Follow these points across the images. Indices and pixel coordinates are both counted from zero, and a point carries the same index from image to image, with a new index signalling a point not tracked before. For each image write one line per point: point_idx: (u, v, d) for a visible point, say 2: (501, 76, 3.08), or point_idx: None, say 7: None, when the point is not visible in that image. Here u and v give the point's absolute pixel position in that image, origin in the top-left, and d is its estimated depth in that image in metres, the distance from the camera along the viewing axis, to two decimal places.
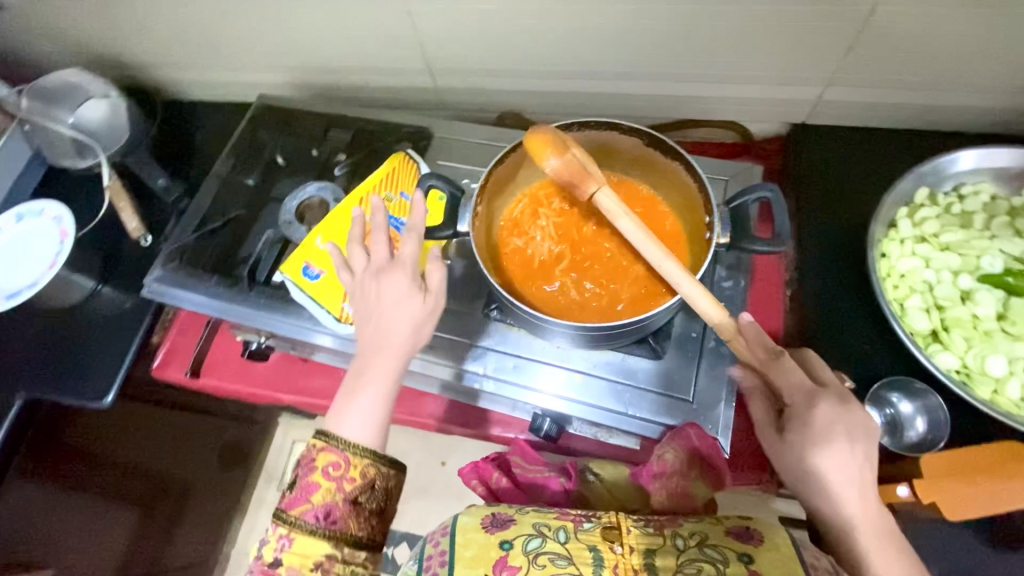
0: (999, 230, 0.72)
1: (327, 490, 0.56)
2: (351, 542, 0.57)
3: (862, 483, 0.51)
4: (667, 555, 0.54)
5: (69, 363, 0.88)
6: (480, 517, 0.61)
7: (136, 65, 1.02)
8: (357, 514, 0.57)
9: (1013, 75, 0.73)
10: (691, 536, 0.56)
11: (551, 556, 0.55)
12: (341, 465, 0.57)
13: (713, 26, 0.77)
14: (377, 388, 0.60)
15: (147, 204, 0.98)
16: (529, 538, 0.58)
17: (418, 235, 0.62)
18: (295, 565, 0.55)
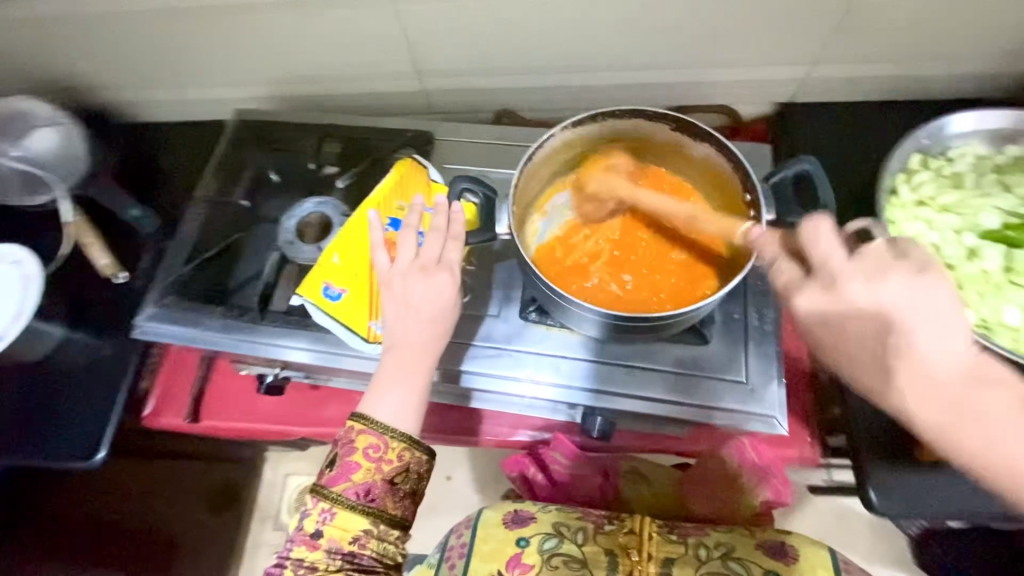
0: (989, 187, 0.76)
1: (367, 469, 0.56)
2: (388, 520, 0.56)
3: (888, 369, 0.42)
4: (686, 565, 0.67)
5: (48, 422, 0.79)
6: (503, 513, 0.74)
7: (87, 88, 0.93)
8: (394, 494, 0.57)
9: (984, 42, 0.78)
10: (716, 548, 0.69)
11: (564, 557, 0.67)
12: (380, 446, 0.56)
13: (708, 12, 0.77)
14: (416, 376, 0.59)
15: (113, 239, 0.89)
16: (544, 536, 0.70)
17: (460, 241, 0.61)
18: (335, 537, 0.55)
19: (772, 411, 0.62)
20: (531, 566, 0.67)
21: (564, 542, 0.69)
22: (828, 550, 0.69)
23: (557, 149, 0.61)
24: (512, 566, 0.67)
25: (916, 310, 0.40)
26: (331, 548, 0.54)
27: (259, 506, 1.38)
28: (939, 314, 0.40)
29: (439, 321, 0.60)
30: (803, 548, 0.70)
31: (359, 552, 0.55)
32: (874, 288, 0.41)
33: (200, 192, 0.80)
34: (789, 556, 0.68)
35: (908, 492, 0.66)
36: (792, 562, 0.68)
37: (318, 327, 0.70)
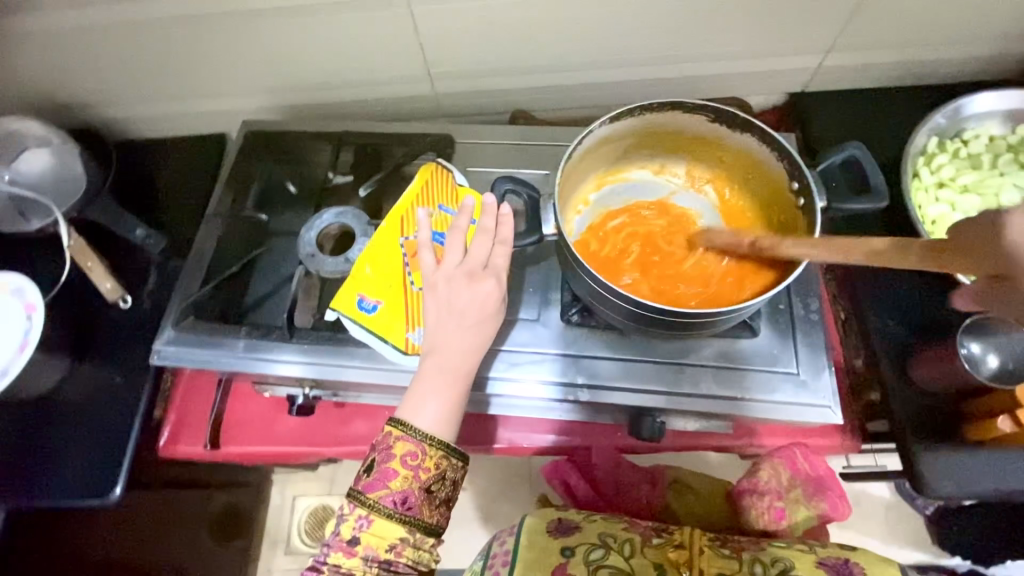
0: (1005, 166, 0.78)
1: (405, 477, 0.53)
2: (424, 529, 0.54)
3: None
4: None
5: (58, 458, 0.74)
6: (549, 521, 0.72)
7: (78, 105, 0.88)
8: (430, 502, 0.54)
9: (989, 25, 0.79)
10: (773, 565, 0.66)
11: (610, 570, 0.65)
12: (417, 454, 0.53)
13: (724, 6, 0.77)
14: (457, 383, 0.56)
15: (116, 262, 0.85)
16: (590, 547, 0.67)
17: (506, 245, 0.60)
18: (372, 546, 0.52)
19: (825, 400, 0.61)
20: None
21: (610, 554, 0.67)
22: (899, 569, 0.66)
23: (594, 146, 0.61)
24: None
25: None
26: (367, 556, 0.51)
27: (269, 531, 1.32)
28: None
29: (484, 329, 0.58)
30: (870, 566, 0.66)
31: (395, 560, 0.52)
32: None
33: (212, 208, 0.76)
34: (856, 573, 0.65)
35: (956, 473, 0.66)
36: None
37: (352, 342, 0.67)
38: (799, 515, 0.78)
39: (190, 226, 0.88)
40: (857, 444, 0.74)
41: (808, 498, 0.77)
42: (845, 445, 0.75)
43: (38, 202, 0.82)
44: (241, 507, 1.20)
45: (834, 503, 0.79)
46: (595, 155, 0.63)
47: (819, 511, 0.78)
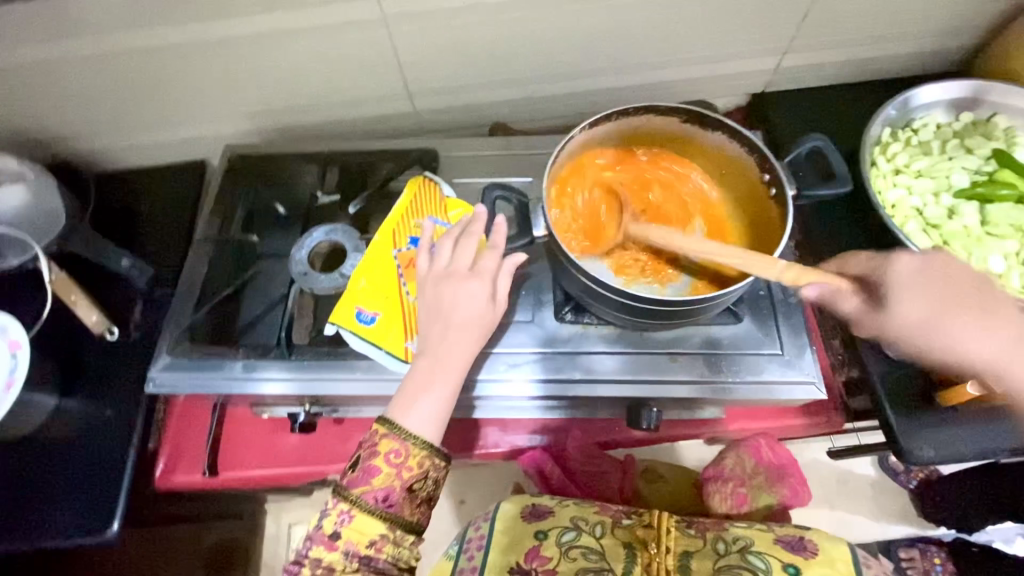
0: (954, 151, 0.83)
1: (387, 474, 0.54)
2: (405, 526, 0.55)
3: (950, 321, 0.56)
4: (704, 558, 0.69)
5: (49, 498, 0.72)
6: (522, 506, 0.76)
7: (52, 138, 0.88)
8: (412, 500, 0.55)
9: (927, 22, 0.86)
10: (735, 543, 0.71)
11: (582, 549, 0.70)
12: (401, 451, 0.55)
13: (685, 15, 0.81)
14: (448, 389, 0.57)
15: (100, 295, 0.84)
16: (562, 530, 0.72)
17: (498, 251, 0.61)
18: (352, 541, 0.53)
19: (811, 376, 0.65)
20: (549, 558, 0.68)
21: (582, 535, 0.71)
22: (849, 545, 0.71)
23: (575, 151, 0.65)
24: (530, 558, 0.69)
25: (954, 292, 0.56)
26: (347, 551, 0.53)
27: (266, 562, 1.29)
28: (983, 290, 0.57)
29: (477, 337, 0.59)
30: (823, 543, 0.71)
31: (375, 556, 0.54)
32: (936, 261, 0.57)
33: (200, 232, 0.77)
34: (808, 549, 0.69)
35: (936, 439, 0.70)
36: (812, 555, 0.69)
37: (352, 355, 0.68)
38: (760, 499, 0.88)
39: (174, 253, 0.88)
40: (841, 419, 0.79)
41: (769, 486, 0.87)
42: (832, 421, 0.79)
43: (14, 237, 0.80)
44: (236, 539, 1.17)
45: (794, 489, 0.89)
46: (591, 142, 0.65)
47: (780, 497, 0.88)
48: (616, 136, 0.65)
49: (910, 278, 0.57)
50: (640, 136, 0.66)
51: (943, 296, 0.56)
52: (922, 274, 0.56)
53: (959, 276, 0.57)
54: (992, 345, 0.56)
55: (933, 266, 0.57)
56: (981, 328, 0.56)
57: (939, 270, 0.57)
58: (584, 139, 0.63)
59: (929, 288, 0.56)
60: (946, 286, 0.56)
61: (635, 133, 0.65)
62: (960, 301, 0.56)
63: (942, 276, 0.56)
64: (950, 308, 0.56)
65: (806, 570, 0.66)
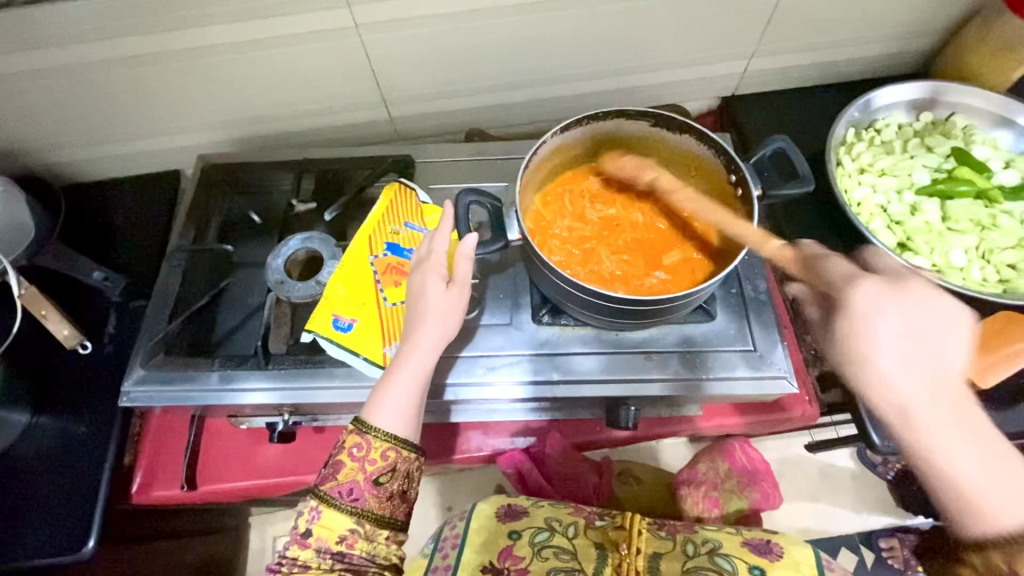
0: (915, 149, 0.86)
1: (350, 468, 0.55)
2: (375, 520, 0.55)
3: (909, 339, 0.49)
4: (673, 560, 0.69)
5: (18, 518, 0.71)
6: (499, 505, 0.77)
7: (21, 151, 0.86)
8: (380, 494, 0.55)
9: (885, 27, 0.89)
10: (704, 545, 0.71)
11: (554, 549, 0.70)
12: (363, 445, 0.55)
13: (653, 21, 0.83)
14: (408, 377, 0.57)
15: (72, 309, 0.82)
16: (536, 530, 0.72)
17: (444, 231, 0.62)
18: (323, 538, 0.54)
19: (782, 371, 0.66)
20: (521, 557, 0.68)
21: (555, 535, 0.72)
22: (815, 551, 0.71)
23: (547, 155, 0.65)
24: (503, 557, 0.69)
25: (919, 326, 0.50)
26: (320, 548, 0.53)
27: None
28: (947, 332, 0.50)
29: (439, 321, 0.59)
30: (787, 546, 0.72)
31: (347, 552, 0.54)
32: (908, 291, 0.51)
33: (175, 243, 0.76)
34: (773, 553, 0.70)
35: None
36: (776, 558, 0.70)
37: (330, 363, 0.67)
38: (732, 503, 0.92)
39: (148, 265, 0.87)
40: (815, 412, 0.78)
41: (741, 489, 0.93)
42: (809, 414, 0.79)
43: None
44: (220, 553, 1.16)
45: (765, 493, 0.95)
46: (561, 149, 0.66)
47: (751, 501, 0.94)
48: (585, 140, 0.66)
49: (868, 306, 0.51)
50: (598, 143, 0.67)
51: (901, 331, 0.49)
52: (887, 303, 0.51)
53: (934, 315, 0.50)
54: (929, 387, 0.48)
55: (905, 297, 0.51)
56: (924, 369, 0.48)
57: (908, 303, 0.51)
58: (552, 148, 0.65)
59: (887, 320, 0.50)
60: (908, 321, 0.50)
61: (597, 139, 0.67)
62: (920, 339, 0.49)
63: (904, 308, 0.50)
64: (904, 341, 0.49)
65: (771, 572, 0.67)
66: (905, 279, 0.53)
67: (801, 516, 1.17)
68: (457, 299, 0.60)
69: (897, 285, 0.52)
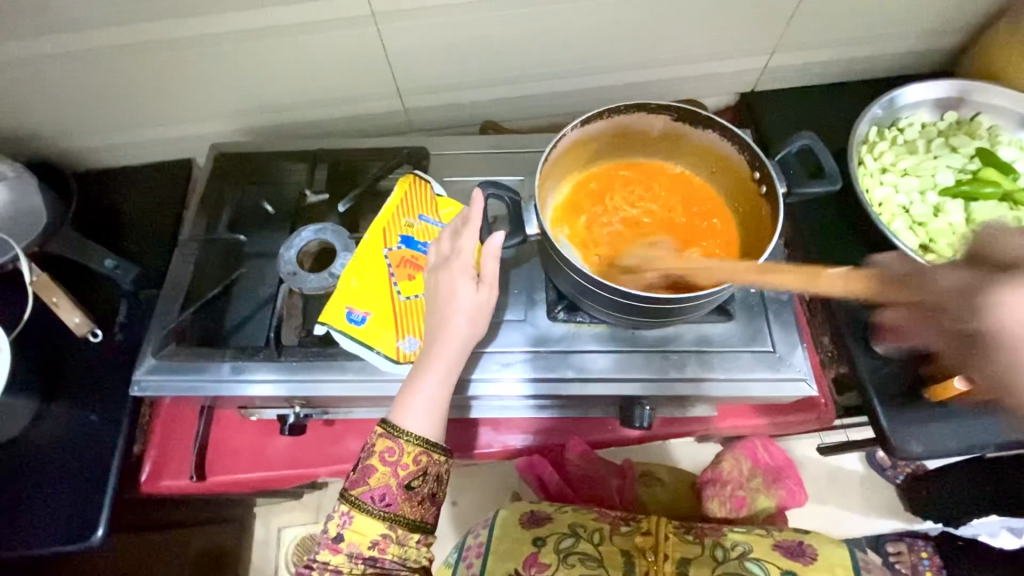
0: (939, 149, 0.84)
1: (383, 473, 0.54)
2: (406, 525, 0.55)
3: None
4: (703, 565, 0.69)
5: (30, 507, 0.71)
6: (521, 513, 0.78)
7: (34, 137, 0.86)
8: (411, 498, 0.55)
9: (911, 23, 0.87)
10: (734, 550, 0.72)
11: (580, 556, 0.69)
12: (395, 450, 0.55)
13: (675, 14, 0.82)
14: (437, 376, 0.57)
15: (83, 296, 0.82)
16: (560, 536, 0.72)
17: (473, 226, 0.60)
18: (355, 543, 0.54)
19: (801, 373, 0.65)
20: (547, 565, 0.68)
21: (580, 541, 0.72)
22: (849, 550, 0.73)
23: (566, 149, 0.64)
24: (529, 564, 0.69)
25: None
26: (351, 552, 0.53)
27: (255, 567, 1.29)
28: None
29: (465, 320, 0.58)
30: (822, 548, 0.73)
31: (379, 556, 0.54)
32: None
33: (186, 233, 0.75)
34: (808, 555, 0.71)
35: (927, 437, 0.69)
36: (811, 561, 0.70)
37: (341, 356, 0.66)
38: (759, 501, 0.91)
39: (158, 255, 0.86)
40: (829, 415, 0.78)
41: (768, 486, 0.91)
42: (825, 416, 0.79)
43: None
44: (224, 543, 1.16)
45: (791, 491, 0.93)
46: (581, 141, 0.65)
47: (777, 499, 0.91)
48: (605, 133, 0.65)
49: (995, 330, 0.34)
50: (617, 136, 0.66)
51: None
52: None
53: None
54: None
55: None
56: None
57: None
58: (571, 142, 0.63)
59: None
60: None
61: (618, 132, 0.65)
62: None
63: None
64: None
65: None
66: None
67: (808, 519, 1.16)
68: (485, 296, 0.59)
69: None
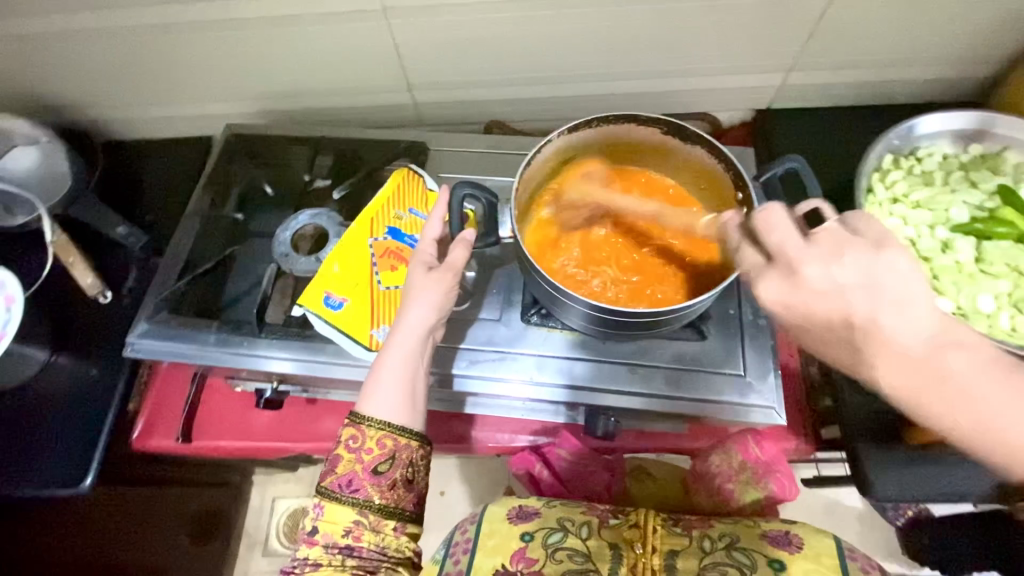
0: (957, 183, 0.80)
1: (348, 460, 0.56)
2: (379, 510, 0.55)
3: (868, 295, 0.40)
4: (690, 556, 0.67)
5: (30, 450, 0.76)
6: (509, 508, 0.73)
7: (70, 106, 0.92)
8: (380, 483, 0.56)
9: (942, 50, 0.83)
10: (721, 539, 0.69)
11: (568, 551, 0.68)
12: (358, 436, 0.56)
13: (688, 26, 0.81)
14: (394, 365, 0.58)
15: (98, 258, 0.87)
16: (549, 531, 0.70)
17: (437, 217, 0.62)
18: (328, 533, 0.54)
19: (770, 402, 0.64)
20: (535, 560, 0.67)
21: (568, 536, 0.69)
22: (833, 537, 0.68)
23: (553, 155, 0.64)
24: (516, 560, 0.67)
25: (866, 294, 0.40)
26: (326, 543, 0.54)
27: (247, 531, 1.35)
28: (898, 294, 0.40)
29: (424, 308, 0.59)
30: (808, 536, 0.69)
31: (355, 545, 0.54)
32: (831, 271, 0.41)
33: (192, 207, 0.79)
34: (794, 545, 0.67)
35: (903, 480, 0.67)
36: (796, 550, 0.67)
37: (320, 338, 0.69)
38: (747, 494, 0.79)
39: (170, 226, 0.91)
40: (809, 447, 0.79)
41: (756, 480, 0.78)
42: (802, 449, 0.80)
43: (22, 198, 0.84)
44: (218, 506, 1.21)
45: (782, 484, 0.78)
46: (571, 149, 0.65)
47: (767, 493, 0.78)
48: (595, 141, 0.65)
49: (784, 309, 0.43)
50: (609, 147, 0.66)
51: (842, 308, 0.40)
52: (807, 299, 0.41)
53: (886, 274, 0.40)
54: (918, 348, 0.39)
55: (804, 292, 0.42)
56: (869, 351, 0.40)
57: (819, 293, 0.41)
58: (557, 148, 0.63)
59: (826, 302, 0.41)
60: (840, 300, 0.41)
61: (610, 142, 0.65)
62: (881, 308, 0.40)
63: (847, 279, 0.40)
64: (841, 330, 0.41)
65: (791, 568, 0.65)
66: (807, 254, 0.42)
67: None
68: (444, 282, 0.60)
69: (792, 275, 0.42)
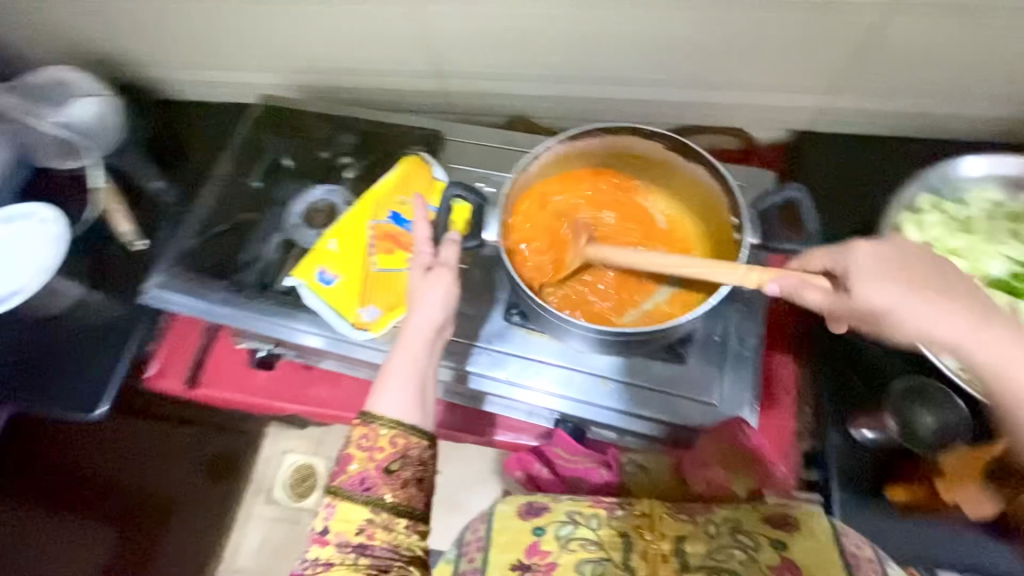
0: (1002, 235, 0.74)
1: (360, 458, 0.56)
2: (391, 509, 0.56)
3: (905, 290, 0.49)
4: (699, 543, 0.56)
5: (58, 375, 0.83)
6: (518, 505, 0.64)
7: (131, 64, 0.99)
8: (393, 483, 0.56)
9: (1006, 85, 0.77)
10: (723, 523, 0.57)
11: (580, 541, 0.58)
12: (370, 436, 0.56)
13: (725, 39, 0.78)
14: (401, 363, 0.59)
15: (140, 207, 0.94)
16: (560, 524, 0.60)
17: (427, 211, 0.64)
18: (342, 532, 0.55)
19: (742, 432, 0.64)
20: (549, 553, 0.58)
21: (579, 528, 0.59)
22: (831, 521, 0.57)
23: (552, 161, 0.65)
24: (530, 553, 0.59)
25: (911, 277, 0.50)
26: (340, 542, 0.55)
27: None
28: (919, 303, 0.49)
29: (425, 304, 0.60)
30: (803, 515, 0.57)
31: (367, 543, 0.55)
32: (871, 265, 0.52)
33: (219, 169, 0.83)
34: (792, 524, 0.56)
35: (885, 535, 0.64)
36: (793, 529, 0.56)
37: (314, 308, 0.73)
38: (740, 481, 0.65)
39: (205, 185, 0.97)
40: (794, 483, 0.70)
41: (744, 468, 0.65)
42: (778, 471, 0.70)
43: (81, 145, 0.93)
44: None
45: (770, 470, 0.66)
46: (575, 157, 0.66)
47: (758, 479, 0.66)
48: (600, 149, 0.65)
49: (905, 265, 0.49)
50: (619, 155, 0.66)
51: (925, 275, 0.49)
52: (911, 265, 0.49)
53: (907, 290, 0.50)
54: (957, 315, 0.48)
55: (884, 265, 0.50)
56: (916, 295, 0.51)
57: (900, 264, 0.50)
58: (558, 154, 0.64)
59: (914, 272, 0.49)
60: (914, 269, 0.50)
61: (617, 150, 0.65)
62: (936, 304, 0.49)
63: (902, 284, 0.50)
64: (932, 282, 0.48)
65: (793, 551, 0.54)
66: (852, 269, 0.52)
67: None
68: (443, 280, 0.60)
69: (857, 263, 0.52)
